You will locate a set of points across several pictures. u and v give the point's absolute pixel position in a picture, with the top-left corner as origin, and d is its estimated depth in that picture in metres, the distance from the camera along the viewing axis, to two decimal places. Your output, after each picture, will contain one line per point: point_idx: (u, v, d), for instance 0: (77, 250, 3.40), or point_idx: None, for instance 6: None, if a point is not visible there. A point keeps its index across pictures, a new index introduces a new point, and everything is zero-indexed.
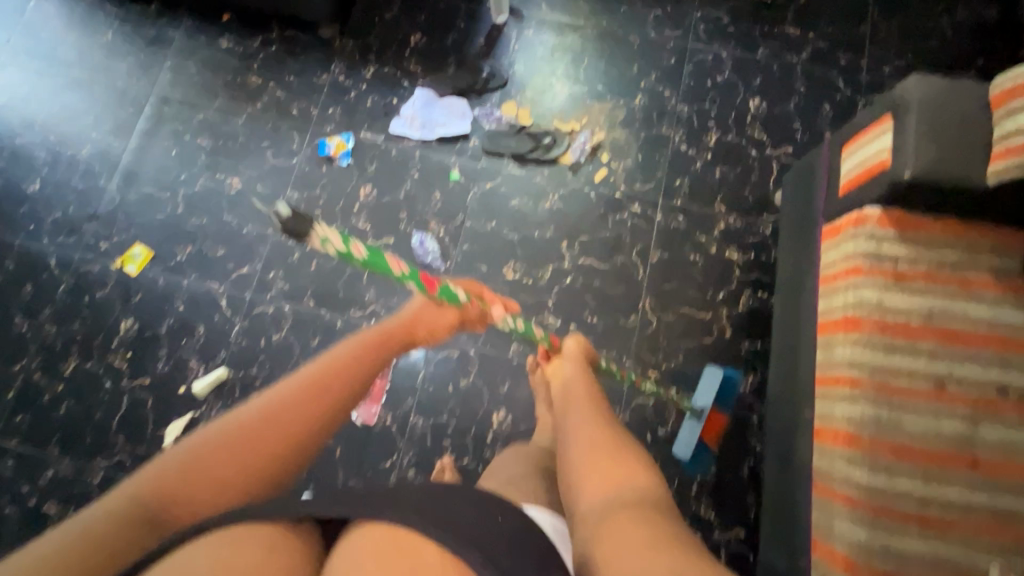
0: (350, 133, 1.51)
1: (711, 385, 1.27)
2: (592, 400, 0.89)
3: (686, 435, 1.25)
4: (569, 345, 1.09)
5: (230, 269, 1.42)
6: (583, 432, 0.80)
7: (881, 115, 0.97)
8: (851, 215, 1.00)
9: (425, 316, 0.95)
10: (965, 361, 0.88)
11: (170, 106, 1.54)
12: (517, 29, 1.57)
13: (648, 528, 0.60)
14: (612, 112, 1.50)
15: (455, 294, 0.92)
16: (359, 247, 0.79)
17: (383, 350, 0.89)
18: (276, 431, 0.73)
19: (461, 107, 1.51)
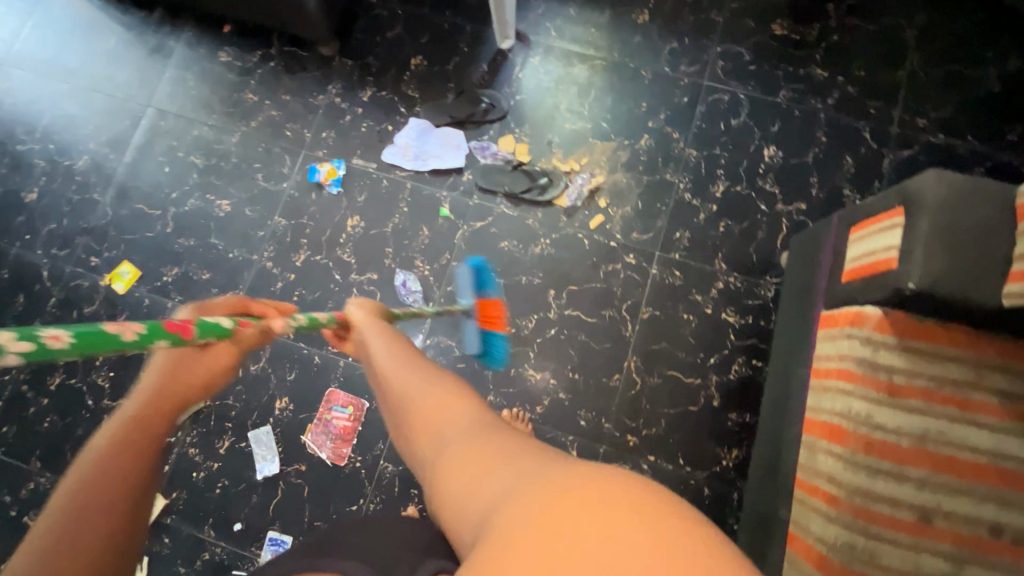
0: (343, 158, 1.47)
1: (463, 278, 1.31)
2: (407, 344, 0.88)
3: (467, 331, 1.32)
4: (355, 314, 0.91)
5: (213, 294, 1.41)
6: (409, 385, 0.79)
7: (894, 205, 0.88)
8: (850, 310, 0.92)
9: (193, 362, 0.67)
10: (956, 493, 0.81)
11: (166, 120, 1.52)
12: (523, 56, 1.49)
13: (498, 448, 0.62)
14: (615, 153, 1.41)
15: (222, 326, 0.62)
16: (49, 334, 0.43)
17: (164, 402, 0.64)
18: (121, 475, 0.58)
19: (457, 138, 1.45)
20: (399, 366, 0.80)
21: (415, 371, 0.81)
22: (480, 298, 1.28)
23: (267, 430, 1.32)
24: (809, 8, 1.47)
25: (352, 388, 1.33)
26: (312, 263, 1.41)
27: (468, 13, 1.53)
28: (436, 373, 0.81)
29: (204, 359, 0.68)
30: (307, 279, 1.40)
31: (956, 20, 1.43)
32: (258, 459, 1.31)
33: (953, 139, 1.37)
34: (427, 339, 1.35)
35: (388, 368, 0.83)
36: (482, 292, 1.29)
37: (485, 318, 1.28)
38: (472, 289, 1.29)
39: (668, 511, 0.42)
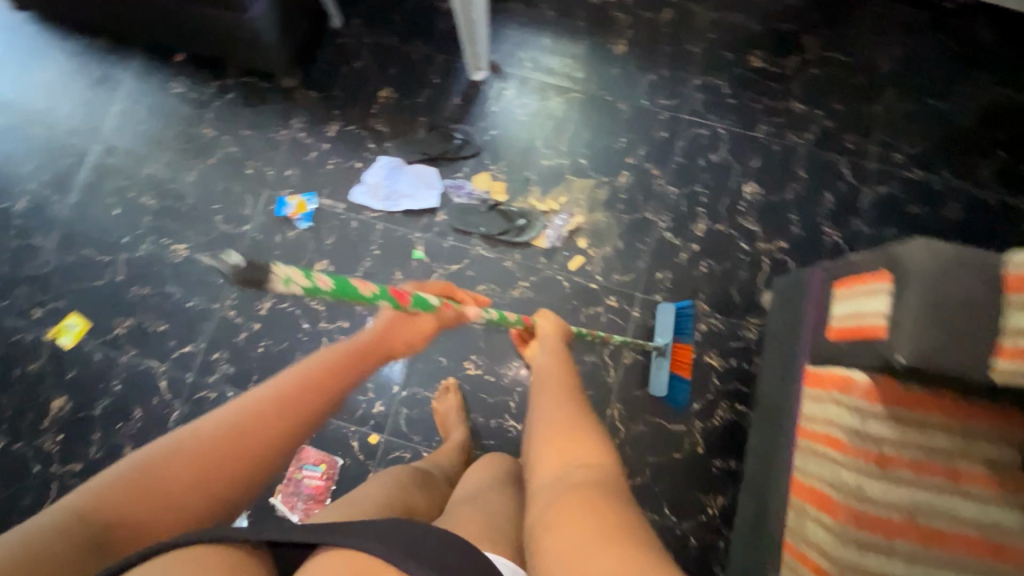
0: (312, 192, 1.39)
1: (665, 320, 1.28)
2: (569, 382, 0.86)
3: (658, 373, 1.26)
4: (542, 324, 1.02)
5: (171, 346, 1.32)
6: (550, 408, 0.79)
7: (882, 268, 0.85)
8: (838, 371, 0.91)
9: (399, 327, 0.80)
10: (946, 567, 0.80)
11: (114, 156, 1.42)
12: (496, 89, 1.43)
13: (597, 506, 0.58)
14: (594, 191, 1.37)
15: (429, 302, 0.76)
16: (323, 277, 0.59)
17: (356, 365, 0.75)
18: (278, 420, 0.64)
19: (430, 176, 1.38)
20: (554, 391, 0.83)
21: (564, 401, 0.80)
22: (680, 339, 1.27)
23: None
24: (786, 40, 1.45)
25: (324, 445, 1.27)
26: (278, 311, 1.33)
27: (439, 43, 1.46)
28: (582, 414, 0.77)
29: (399, 326, 0.80)
30: (273, 329, 1.32)
31: (930, 53, 1.43)
32: None
33: (930, 174, 1.37)
34: (403, 390, 1.29)
35: (543, 394, 0.83)
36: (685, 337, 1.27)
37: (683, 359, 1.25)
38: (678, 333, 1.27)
39: None
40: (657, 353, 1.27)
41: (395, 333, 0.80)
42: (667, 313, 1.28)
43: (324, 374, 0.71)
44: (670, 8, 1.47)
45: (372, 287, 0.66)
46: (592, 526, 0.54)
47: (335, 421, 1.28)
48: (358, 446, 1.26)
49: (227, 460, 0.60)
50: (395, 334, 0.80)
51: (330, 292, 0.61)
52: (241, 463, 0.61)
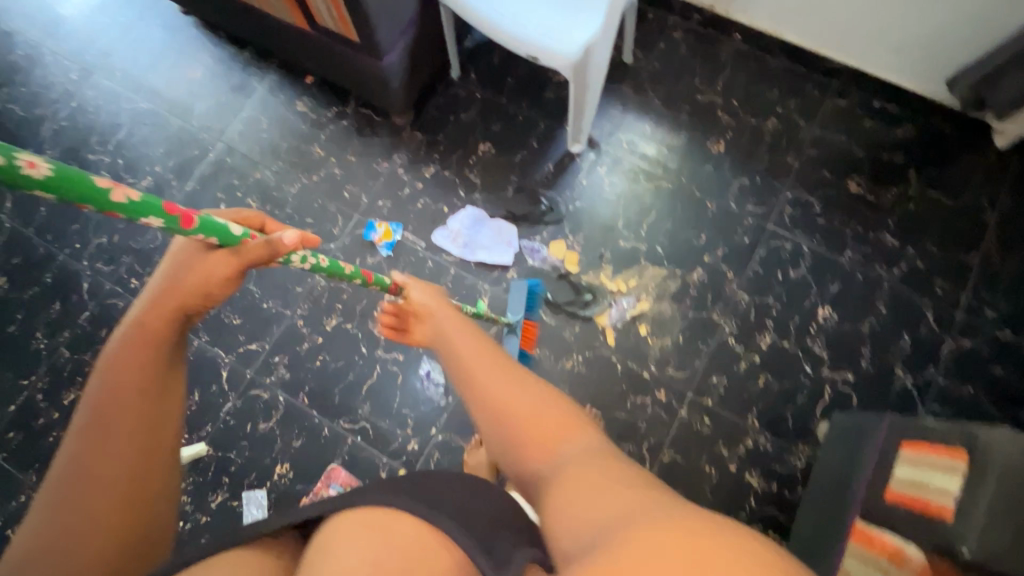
0: (399, 224, 1.47)
1: (518, 297, 1.33)
2: (501, 354, 0.80)
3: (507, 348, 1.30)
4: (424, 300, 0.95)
5: (239, 341, 1.41)
6: (506, 390, 0.73)
7: (954, 446, 0.83)
8: (893, 540, 0.86)
9: (193, 267, 0.62)
10: None
11: (232, 157, 1.55)
12: (590, 163, 1.48)
13: (603, 473, 0.59)
14: (665, 281, 1.38)
15: (225, 229, 0.61)
16: (33, 160, 0.41)
17: (159, 330, 0.62)
18: (128, 420, 0.60)
19: (510, 234, 1.44)
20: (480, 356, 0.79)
21: (509, 375, 0.75)
22: (529, 316, 1.33)
23: (261, 493, 1.30)
24: (890, 171, 1.43)
25: (355, 469, 1.31)
26: (341, 330, 1.40)
27: (544, 110, 1.53)
28: (534, 385, 0.75)
29: (200, 277, 0.62)
30: (334, 346, 1.39)
31: None
32: (245, 522, 1.28)
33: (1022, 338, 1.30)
34: (439, 433, 1.32)
35: (486, 364, 0.77)
36: (530, 313, 1.33)
37: (527, 335, 1.30)
38: (525, 312, 1.32)
39: (730, 542, 0.40)
40: (509, 329, 1.31)
41: (186, 290, 0.62)
42: (521, 293, 1.33)
43: (132, 354, 0.61)
44: (776, 117, 1.48)
45: (129, 193, 0.49)
46: (589, 486, 0.56)
47: (370, 448, 1.32)
48: (386, 477, 1.30)
49: (112, 481, 0.58)
50: (177, 293, 0.62)
51: (53, 190, 0.43)
52: (126, 473, 0.59)
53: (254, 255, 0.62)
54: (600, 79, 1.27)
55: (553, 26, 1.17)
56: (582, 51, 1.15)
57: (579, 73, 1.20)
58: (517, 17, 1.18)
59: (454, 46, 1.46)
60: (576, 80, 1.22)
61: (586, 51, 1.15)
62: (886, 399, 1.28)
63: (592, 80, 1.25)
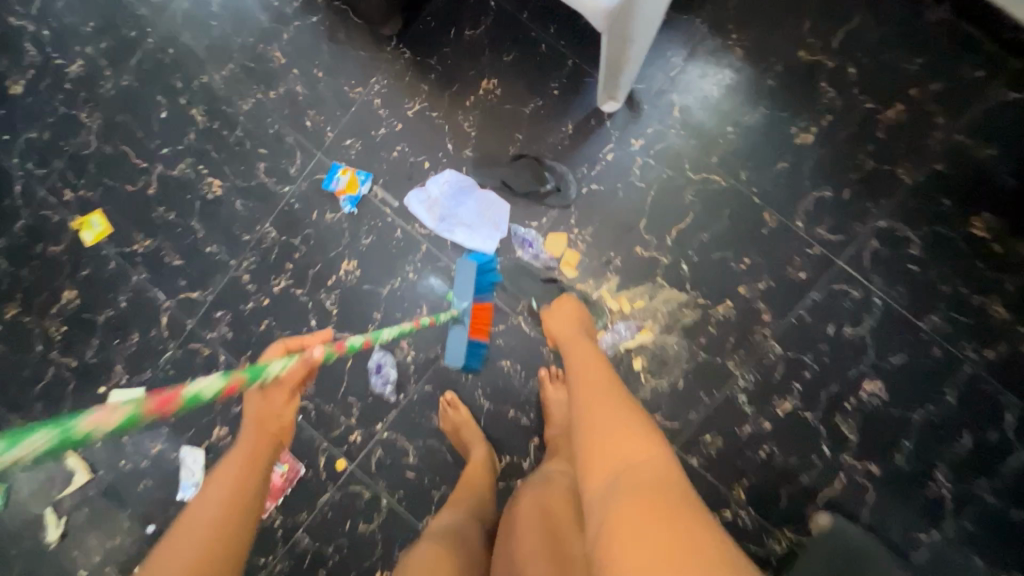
0: (369, 173, 1.18)
1: (466, 279, 1.10)
2: (609, 377, 0.79)
3: (451, 342, 1.11)
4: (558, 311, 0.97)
5: (180, 286, 1.24)
6: (594, 408, 0.72)
7: None
8: None
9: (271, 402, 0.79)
10: None
11: (176, 49, 1.23)
12: (621, 132, 1.11)
13: (659, 504, 0.54)
14: (679, 310, 1.10)
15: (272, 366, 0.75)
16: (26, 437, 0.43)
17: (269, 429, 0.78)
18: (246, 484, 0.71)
19: (499, 214, 1.14)
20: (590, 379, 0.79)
21: (606, 398, 0.74)
22: (482, 298, 1.12)
23: (198, 453, 1.25)
24: None
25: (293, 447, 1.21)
26: (290, 295, 1.21)
27: (577, 43, 1.13)
28: (626, 407, 0.71)
29: (270, 408, 0.79)
30: (281, 311, 1.21)
31: None
32: (182, 475, 1.26)
33: None
34: (384, 431, 1.18)
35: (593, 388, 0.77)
36: (480, 296, 1.11)
37: (479, 322, 1.12)
38: (477, 298, 1.11)
39: None
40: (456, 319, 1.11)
41: (268, 416, 0.79)
42: (469, 275, 1.10)
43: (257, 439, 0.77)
44: (901, 104, 1.04)
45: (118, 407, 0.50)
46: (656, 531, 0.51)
47: (310, 430, 1.21)
48: (324, 462, 1.20)
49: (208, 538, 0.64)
50: (261, 420, 0.78)
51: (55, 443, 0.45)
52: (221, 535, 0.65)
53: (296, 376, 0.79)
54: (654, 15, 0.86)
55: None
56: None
57: (615, 23, 0.82)
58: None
59: None
60: (609, 31, 0.83)
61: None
62: (911, 504, 1.05)
63: (634, 28, 0.85)
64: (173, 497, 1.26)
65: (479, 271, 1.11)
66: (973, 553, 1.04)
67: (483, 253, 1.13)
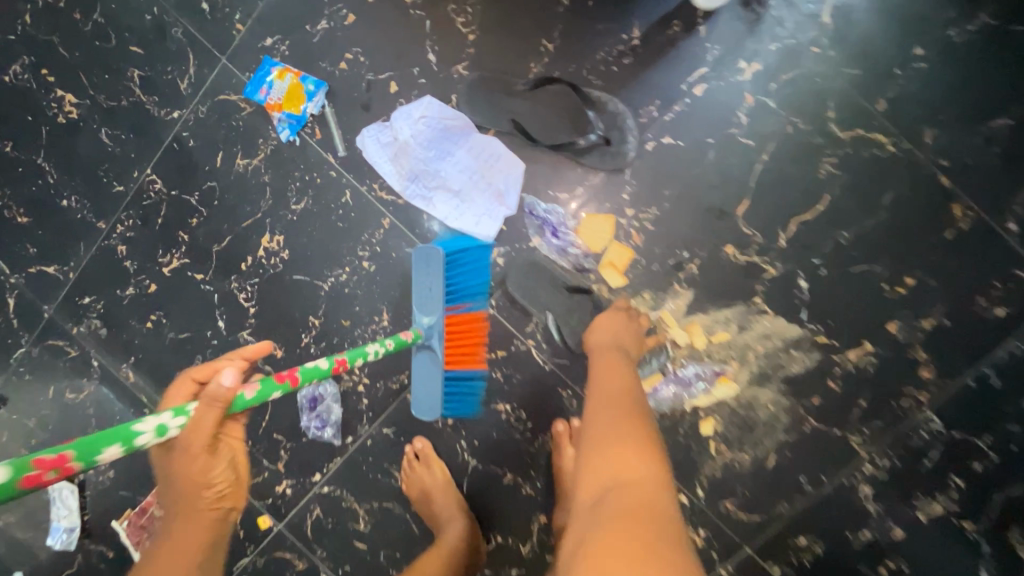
0: (319, 82, 0.73)
1: (432, 281, 0.67)
2: (622, 358, 0.59)
3: (418, 382, 0.71)
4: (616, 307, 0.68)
5: (29, 255, 0.83)
6: (601, 404, 0.51)
7: None
8: None
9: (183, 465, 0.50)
10: None
11: None
12: (725, 48, 0.65)
13: (634, 544, 0.34)
14: (784, 351, 0.69)
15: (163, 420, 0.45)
16: None
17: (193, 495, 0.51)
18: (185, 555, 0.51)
19: (506, 179, 0.71)
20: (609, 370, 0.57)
21: (619, 393, 0.53)
22: (458, 308, 0.69)
23: (72, 488, 0.90)
24: None
25: None
26: (188, 279, 0.80)
27: None
28: (636, 407, 0.50)
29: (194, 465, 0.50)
30: (176, 303, 0.81)
31: None
32: (52, 516, 0.90)
33: None
34: (324, 485, 0.81)
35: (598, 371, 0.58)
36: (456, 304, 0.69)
37: (457, 345, 0.70)
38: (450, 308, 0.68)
39: None
40: (422, 345, 0.69)
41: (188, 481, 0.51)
42: (433, 274, 0.67)
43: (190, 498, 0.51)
44: None
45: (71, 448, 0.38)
46: None
47: None
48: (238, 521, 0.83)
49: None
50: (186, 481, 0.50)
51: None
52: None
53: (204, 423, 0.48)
54: None
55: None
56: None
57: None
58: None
59: None
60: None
61: None
62: None
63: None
64: (33, 546, 0.90)
65: (449, 262, 0.68)
66: None
67: (474, 241, 0.71)
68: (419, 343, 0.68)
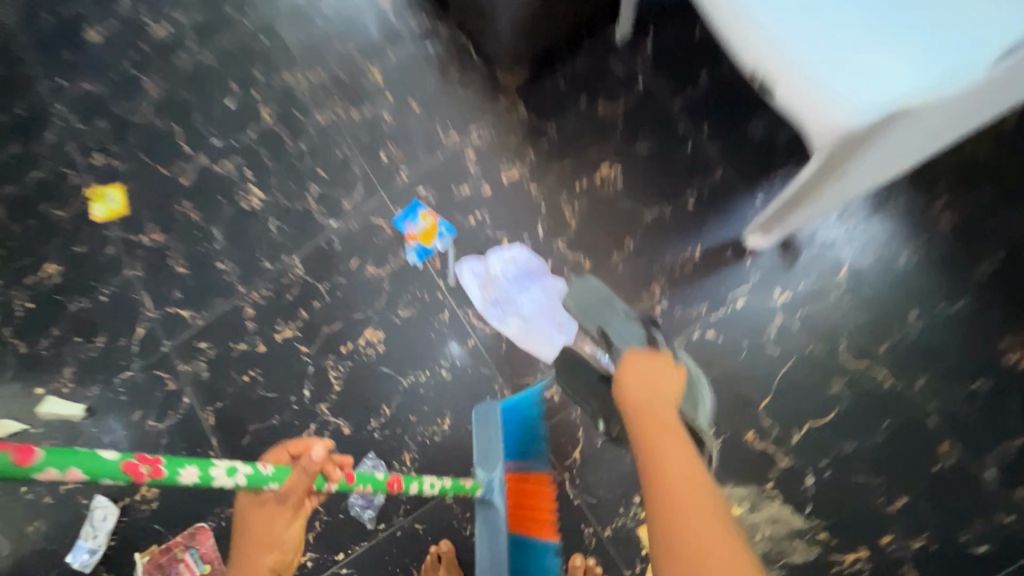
0: (452, 228, 0.95)
1: (491, 438, 0.80)
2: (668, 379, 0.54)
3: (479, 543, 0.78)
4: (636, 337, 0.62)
5: (172, 297, 1.02)
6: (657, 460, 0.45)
7: None
8: None
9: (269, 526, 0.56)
10: None
11: (269, 40, 1.08)
12: (767, 278, 0.85)
13: None
14: (787, 541, 0.78)
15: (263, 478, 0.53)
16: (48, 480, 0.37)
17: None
18: None
19: (568, 315, 0.91)
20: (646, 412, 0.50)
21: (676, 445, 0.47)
22: (518, 467, 0.81)
23: (112, 510, 0.96)
24: None
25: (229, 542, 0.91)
26: (292, 349, 0.96)
27: (733, 153, 0.90)
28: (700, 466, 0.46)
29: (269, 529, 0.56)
30: (274, 365, 0.96)
31: None
32: (81, 533, 0.96)
33: None
34: (343, 565, 0.87)
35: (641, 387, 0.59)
36: (513, 460, 0.80)
37: (518, 504, 0.79)
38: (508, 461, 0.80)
39: None
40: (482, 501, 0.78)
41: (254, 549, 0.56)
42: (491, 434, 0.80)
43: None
44: None
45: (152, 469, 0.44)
46: None
47: None
48: None
49: None
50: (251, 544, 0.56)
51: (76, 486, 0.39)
52: None
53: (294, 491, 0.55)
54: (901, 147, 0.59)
55: (858, 25, 0.52)
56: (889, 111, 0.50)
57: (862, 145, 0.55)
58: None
59: None
60: (838, 156, 0.58)
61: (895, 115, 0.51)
62: None
63: (870, 160, 0.61)
64: (57, 554, 0.97)
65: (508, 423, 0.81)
66: None
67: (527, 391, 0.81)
68: (479, 496, 0.77)
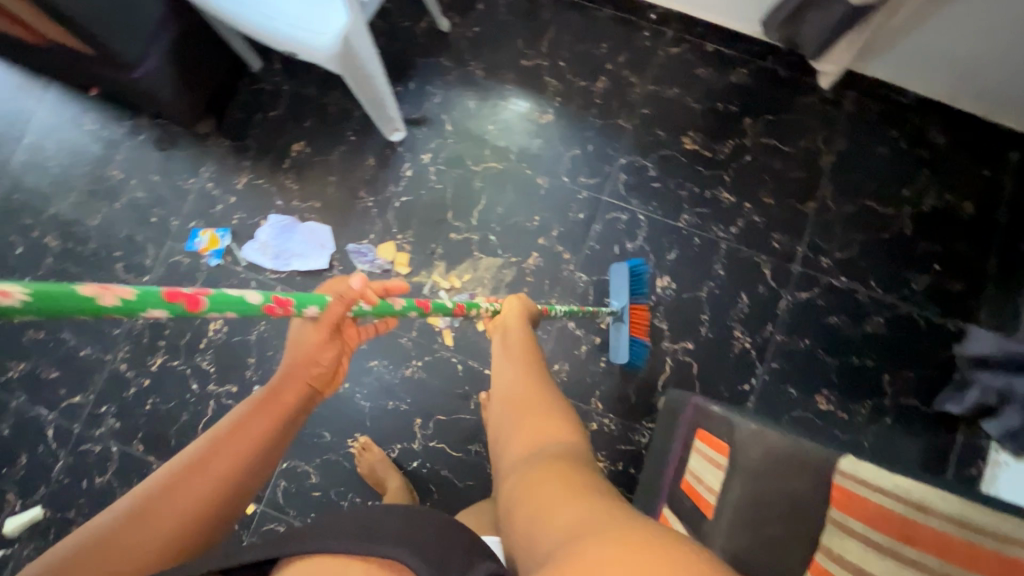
0: (227, 228, 1.36)
1: (619, 286, 1.24)
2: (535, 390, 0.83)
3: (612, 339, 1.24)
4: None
5: (61, 395, 1.32)
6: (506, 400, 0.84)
7: (860, 495, 0.69)
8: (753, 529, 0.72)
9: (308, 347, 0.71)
10: None
11: (22, 193, 1.39)
12: (411, 150, 1.38)
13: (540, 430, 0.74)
14: (500, 271, 1.32)
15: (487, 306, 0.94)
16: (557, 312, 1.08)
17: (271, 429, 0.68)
18: (222, 469, 0.63)
19: (321, 233, 1.35)
20: (523, 392, 0.83)
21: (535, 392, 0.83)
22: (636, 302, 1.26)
23: None
24: (723, 121, 1.36)
25: None
26: (169, 369, 1.32)
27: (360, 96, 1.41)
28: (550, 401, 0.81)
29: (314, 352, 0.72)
30: (162, 387, 1.31)
31: (874, 149, 1.33)
32: None
33: (855, 282, 1.29)
34: (284, 461, 1.27)
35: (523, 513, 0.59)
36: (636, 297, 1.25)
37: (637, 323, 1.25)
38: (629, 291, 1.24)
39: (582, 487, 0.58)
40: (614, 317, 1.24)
41: (302, 365, 0.72)
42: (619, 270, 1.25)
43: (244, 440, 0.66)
44: (605, 76, 1.39)
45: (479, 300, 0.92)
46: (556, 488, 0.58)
47: None
48: None
49: (193, 504, 0.60)
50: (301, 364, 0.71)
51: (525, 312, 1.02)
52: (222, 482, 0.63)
53: (336, 312, 0.66)
54: (372, 53, 1.11)
55: (287, 16, 1.01)
56: (325, 57, 1.02)
57: (344, 60, 1.05)
58: (245, 9, 1.02)
59: (238, 38, 1.30)
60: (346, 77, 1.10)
61: (329, 54, 1.01)
62: (726, 365, 1.27)
63: (368, 64, 1.12)
64: None
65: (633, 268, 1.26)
66: (782, 387, 1.26)
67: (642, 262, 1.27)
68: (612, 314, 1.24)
